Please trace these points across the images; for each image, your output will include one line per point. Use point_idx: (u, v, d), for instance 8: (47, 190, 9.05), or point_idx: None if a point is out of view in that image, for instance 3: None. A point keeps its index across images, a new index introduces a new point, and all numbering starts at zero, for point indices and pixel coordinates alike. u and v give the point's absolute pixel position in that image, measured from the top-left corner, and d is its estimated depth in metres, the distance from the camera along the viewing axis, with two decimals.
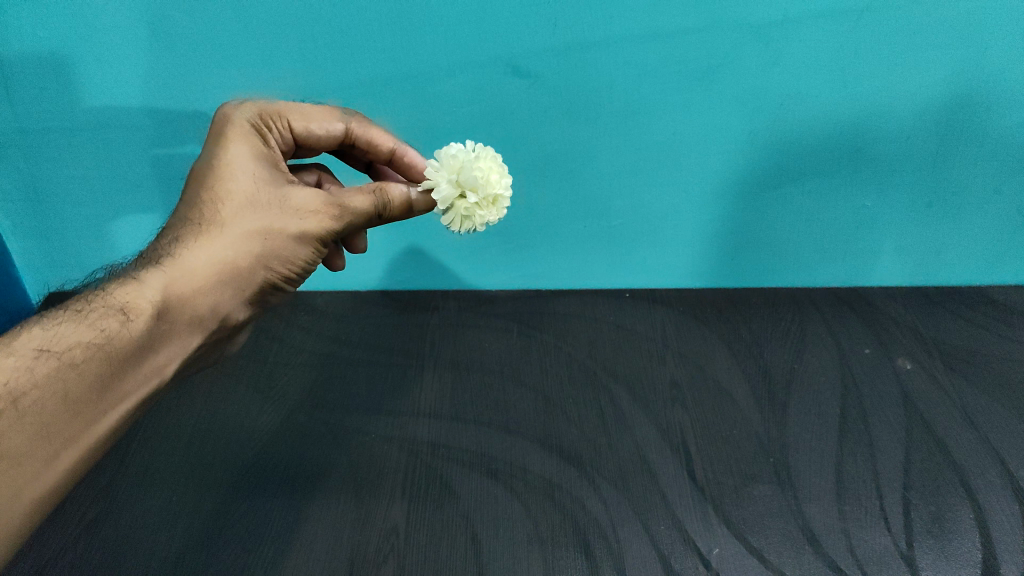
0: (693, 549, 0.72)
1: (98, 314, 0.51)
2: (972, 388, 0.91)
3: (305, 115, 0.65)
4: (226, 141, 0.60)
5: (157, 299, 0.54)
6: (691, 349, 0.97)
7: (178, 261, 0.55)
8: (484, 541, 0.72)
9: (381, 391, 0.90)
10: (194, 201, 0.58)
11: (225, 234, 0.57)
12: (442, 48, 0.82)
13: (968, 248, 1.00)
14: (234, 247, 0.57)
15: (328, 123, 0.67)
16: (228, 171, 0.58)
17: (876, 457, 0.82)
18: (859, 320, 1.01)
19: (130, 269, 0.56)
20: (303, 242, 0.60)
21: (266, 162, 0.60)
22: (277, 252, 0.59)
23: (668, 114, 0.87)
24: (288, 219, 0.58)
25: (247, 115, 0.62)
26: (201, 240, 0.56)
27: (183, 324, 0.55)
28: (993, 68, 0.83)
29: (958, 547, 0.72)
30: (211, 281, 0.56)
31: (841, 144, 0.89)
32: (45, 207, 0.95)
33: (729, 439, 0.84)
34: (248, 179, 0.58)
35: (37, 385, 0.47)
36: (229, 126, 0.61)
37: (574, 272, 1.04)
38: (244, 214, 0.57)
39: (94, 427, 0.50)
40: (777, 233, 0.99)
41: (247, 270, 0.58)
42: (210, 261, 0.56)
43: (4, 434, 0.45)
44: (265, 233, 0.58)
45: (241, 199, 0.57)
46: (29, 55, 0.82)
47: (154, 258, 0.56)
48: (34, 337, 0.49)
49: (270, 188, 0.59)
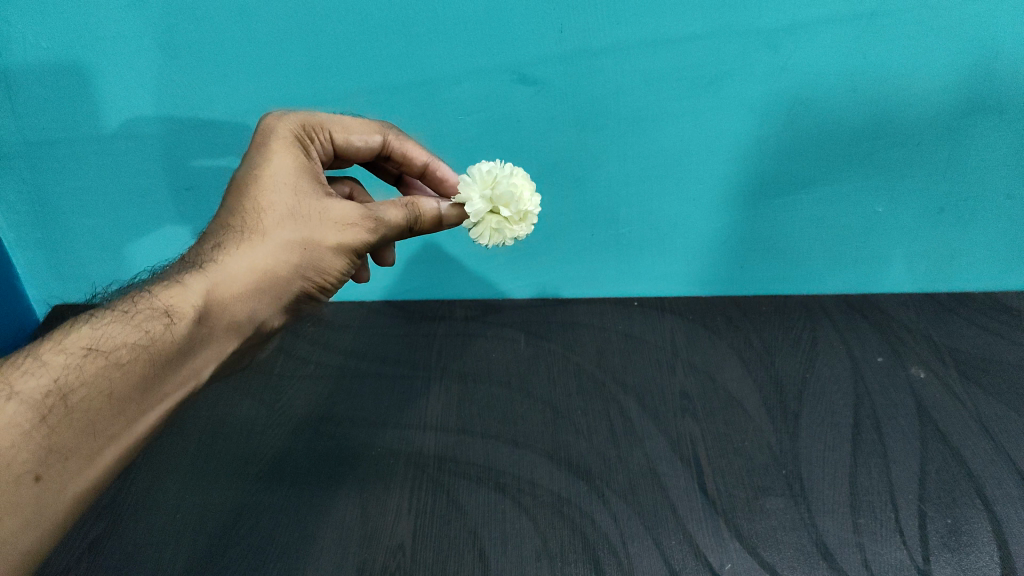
0: (704, 564, 0.71)
1: (143, 316, 0.52)
2: (987, 397, 0.89)
3: (345, 127, 0.65)
4: (270, 153, 0.59)
5: (199, 304, 0.54)
6: (701, 358, 0.95)
7: (219, 268, 0.55)
8: (492, 557, 0.71)
9: (389, 404, 0.89)
10: (237, 208, 0.57)
11: (267, 243, 0.56)
12: (447, 57, 0.81)
13: (983, 253, 0.98)
14: (275, 257, 0.56)
15: (366, 135, 0.66)
16: (272, 181, 0.58)
17: (890, 469, 0.81)
18: (871, 327, 1.00)
19: (173, 272, 0.56)
20: (341, 254, 0.59)
21: (308, 174, 0.59)
22: (315, 263, 0.58)
23: (677, 121, 0.86)
24: (328, 231, 0.58)
25: (291, 127, 0.61)
26: (244, 249, 0.56)
27: (223, 329, 0.55)
28: (1007, 73, 0.81)
29: (976, 561, 0.71)
30: (252, 289, 0.56)
31: (855, 149, 0.88)
32: (52, 219, 0.94)
33: (741, 451, 0.83)
34: (290, 190, 0.58)
35: (85, 383, 0.48)
36: (273, 138, 0.60)
37: (582, 281, 1.03)
38: (284, 225, 0.57)
39: (134, 425, 0.51)
40: (788, 240, 0.97)
41: (286, 280, 0.57)
42: (252, 269, 0.56)
43: (54, 429, 0.46)
44: (305, 245, 0.57)
45: (283, 209, 0.57)
46: (34, 66, 0.81)
47: (196, 263, 0.56)
48: (82, 336, 0.50)
49: (311, 199, 0.58)
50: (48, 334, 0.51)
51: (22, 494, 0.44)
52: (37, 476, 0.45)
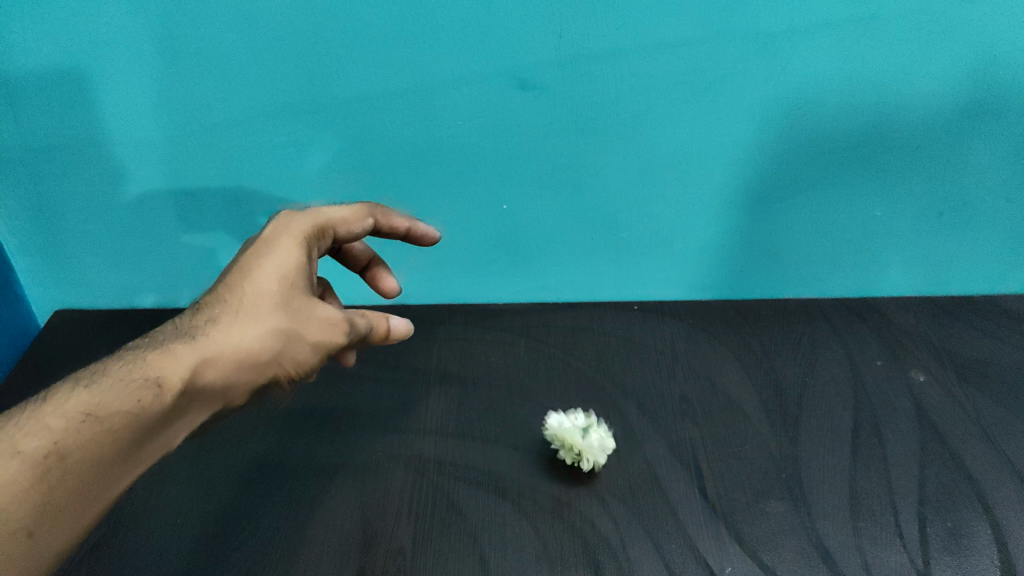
0: (704, 568, 0.71)
1: (134, 387, 0.55)
2: (986, 400, 0.89)
3: (348, 217, 0.65)
4: (280, 244, 0.61)
5: (183, 381, 0.56)
6: (701, 362, 0.95)
7: (205, 350, 0.57)
8: (492, 560, 0.72)
9: (389, 408, 0.89)
10: (231, 294, 0.58)
11: (251, 339, 0.57)
12: (445, 61, 0.81)
13: (981, 257, 0.98)
14: (257, 352, 0.57)
15: (366, 222, 0.67)
16: (274, 271, 0.59)
17: (890, 472, 0.81)
18: (870, 331, 1.00)
19: (164, 337, 0.58)
20: (318, 357, 0.60)
21: (304, 273, 0.60)
22: (293, 363, 0.59)
23: (676, 126, 0.86)
24: (310, 337, 0.58)
25: (299, 223, 0.62)
26: (229, 339, 0.57)
27: (200, 403, 0.58)
28: (1005, 77, 0.82)
29: (975, 564, 0.71)
30: (230, 376, 0.57)
31: (854, 153, 0.88)
32: (52, 224, 0.94)
33: (741, 454, 0.83)
34: (284, 290, 0.58)
35: (79, 447, 0.53)
36: (287, 230, 0.62)
37: (582, 285, 1.03)
38: (272, 322, 0.57)
39: (114, 483, 0.56)
40: (787, 244, 0.97)
41: (263, 373, 0.58)
42: (234, 360, 0.57)
43: (49, 489, 0.52)
44: (286, 346, 0.58)
45: (274, 309, 0.58)
46: (33, 72, 0.81)
47: (187, 333, 0.58)
48: (80, 399, 0.54)
49: (301, 301, 0.59)
50: (51, 391, 0.55)
51: (17, 546, 0.51)
52: (30, 533, 0.51)
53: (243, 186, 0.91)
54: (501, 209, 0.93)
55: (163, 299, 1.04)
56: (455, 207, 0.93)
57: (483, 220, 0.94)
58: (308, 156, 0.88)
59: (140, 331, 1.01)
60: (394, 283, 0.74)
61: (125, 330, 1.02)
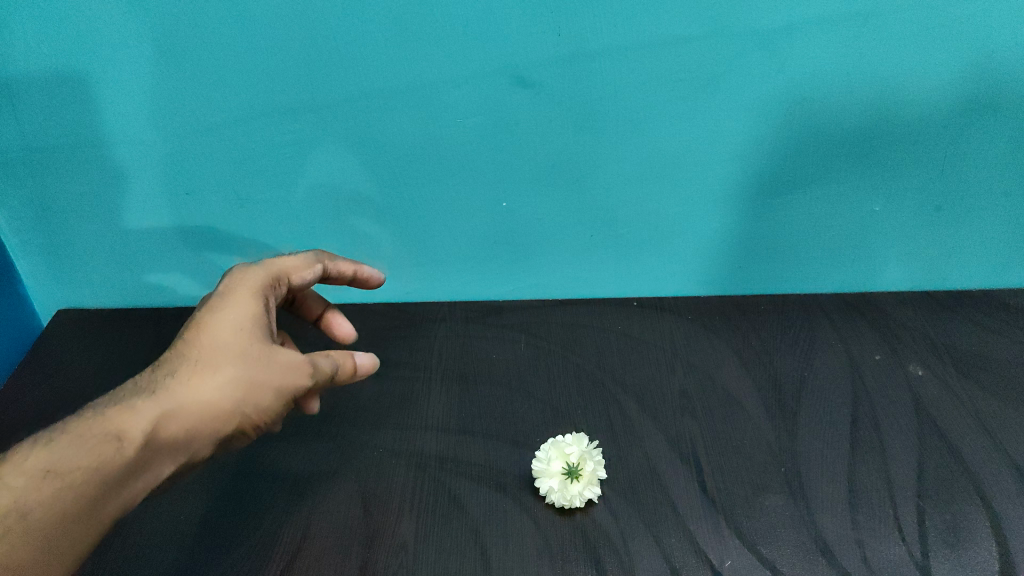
0: (704, 561, 0.72)
1: (97, 440, 0.59)
2: (985, 394, 0.90)
3: (296, 267, 0.73)
4: (237, 296, 0.67)
5: (147, 430, 0.60)
6: (701, 357, 0.96)
7: (168, 399, 0.61)
8: (493, 555, 0.72)
9: (390, 405, 0.89)
10: (192, 346, 0.64)
11: (213, 383, 0.62)
12: (445, 60, 0.82)
13: (980, 251, 0.98)
14: (219, 397, 0.62)
15: (313, 268, 0.74)
16: (229, 323, 0.64)
17: (890, 465, 0.81)
18: (869, 326, 1.00)
19: (124, 393, 0.62)
20: (281, 397, 0.64)
21: (262, 321, 0.66)
22: (257, 405, 0.63)
23: (675, 122, 0.86)
24: (272, 378, 0.63)
25: (252, 276, 0.69)
26: (192, 387, 0.62)
27: (165, 454, 0.61)
28: (1002, 71, 0.82)
29: (974, 557, 0.72)
30: (195, 422, 0.62)
31: (852, 148, 0.89)
32: (54, 224, 0.95)
33: (740, 449, 0.83)
34: (243, 336, 0.64)
35: (40, 504, 0.57)
36: (243, 283, 0.68)
37: (581, 283, 1.02)
38: (232, 367, 0.63)
39: (79, 536, 0.59)
40: (787, 239, 0.97)
41: (227, 416, 0.63)
42: (197, 405, 0.62)
43: (11, 543, 0.55)
44: (248, 388, 0.63)
45: (235, 354, 0.63)
46: (35, 72, 0.82)
47: (147, 388, 0.62)
48: (42, 456, 0.58)
49: (261, 346, 0.64)
50: (10, 452, 0.58)
51: None
52: None
53: (243, 185, 0.91)
54: (501, 206, 0.94)
55: (163, 299, 1.04)
56: (454, 204, 0.93)
57: (483, 216, 0.94)
58: (309, 154, 0.89)
59: (142, 330, 1.02)
60: (350, 328, 0.80)
61: (127, 329, 1.02)
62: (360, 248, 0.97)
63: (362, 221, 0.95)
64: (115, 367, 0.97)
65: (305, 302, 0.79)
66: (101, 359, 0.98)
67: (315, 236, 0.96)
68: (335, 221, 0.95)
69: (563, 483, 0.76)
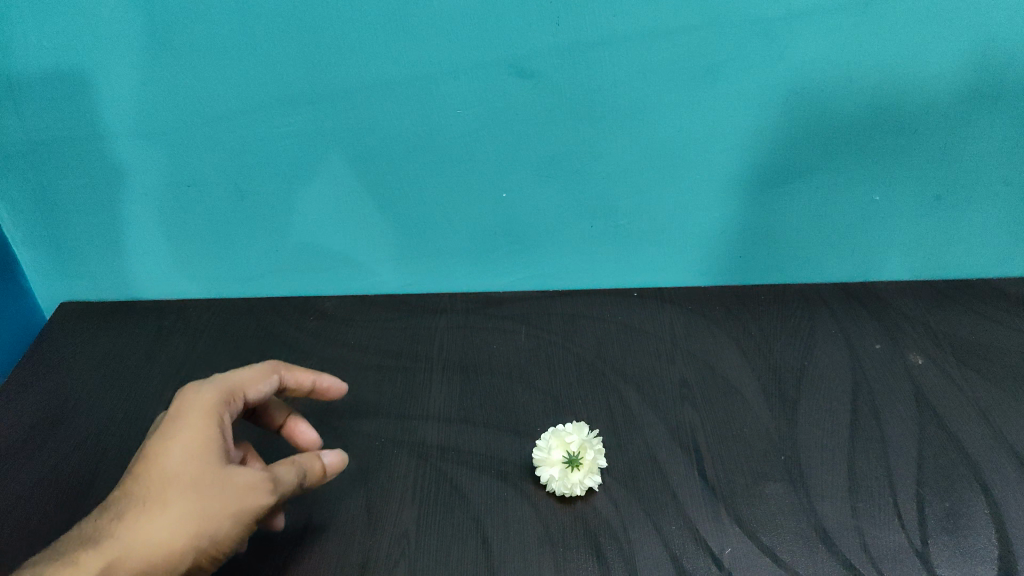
0: (705, 549, 0.72)
1: None
2: (985, 382, 0.90)
3: (247, 380, 0.72)
4: (187, 420, 0.66)
5: None
6: (702, 347, 0.96)
7: (115, 546, 0.60)
8: (494, 543, 0.73)
9: (391, 396, 0.90)
10: (140, 482, 0.63)
11: (163, 521, 0.61)
12: (444, 51, 0.82)
13: (980, 241, 0.98)
14: (170, 534, 0.61)
15: (267, 379, 0.74)
16: (178, 454, 0.64)
17: (889, 453, 0.82)
18: (869, 315, 0.99)
19: (72, 544, 0.61)
20: (238, 523, 0.63)
21: (213, 445, 0.65)
22: (214, 536, 0.62)
23: (673, 111, 0.87)
24: (225, 505, 0.62)
25: (204, 394, 0.68)
26: (141, 527, 0.61)
27: None
28: (1001, 59, 0.82)
29: (974, 544, 0.72)
30: (146, 565, 0.60)
31: (852, 137, 0.89)
32: (55, 218, 0.95)
33: (740, 437, 0.83)
34: (193, 465, 0.64)
35: None
36: (194, 403, 0.68)
37: (581, 275, 1.02)
38: (183, 500, 0.62)
39: None
40: (788, 229, 0.97)
41: (181, 554, 0.61)
42: (147, 546, 0.61)
43: None
44: (201, 520, 0.62)
45: (184, 485, 0.62)
46: (36, 65, 0.83)
47: (96, 535, 0.61)
48: None
49: (212, 473, 0.63)
50: None
51: None
52: None
53: (243, 177, 0.91)
54: (501, 197, 0.94)
55: (164, 292, 1.04)
56: (454, 196, 0.93)
57: (482, 208, 0.95)
58: (309, 146, 0.89)
59: (144, 322, 1.02)
60: (313, 435, 0.79)
61: (128, 322, 1.02)
62: (361, 240, 0.98)
63: (362, 213, 0.95)
64: (117, 359, 0.97)
65: (267, 410, 0.78)
66: (103, 351, 0.98)
67: (316, 228, 0.96)
68: (335, 213, 0.95)
69: (563, 471, 0.76)
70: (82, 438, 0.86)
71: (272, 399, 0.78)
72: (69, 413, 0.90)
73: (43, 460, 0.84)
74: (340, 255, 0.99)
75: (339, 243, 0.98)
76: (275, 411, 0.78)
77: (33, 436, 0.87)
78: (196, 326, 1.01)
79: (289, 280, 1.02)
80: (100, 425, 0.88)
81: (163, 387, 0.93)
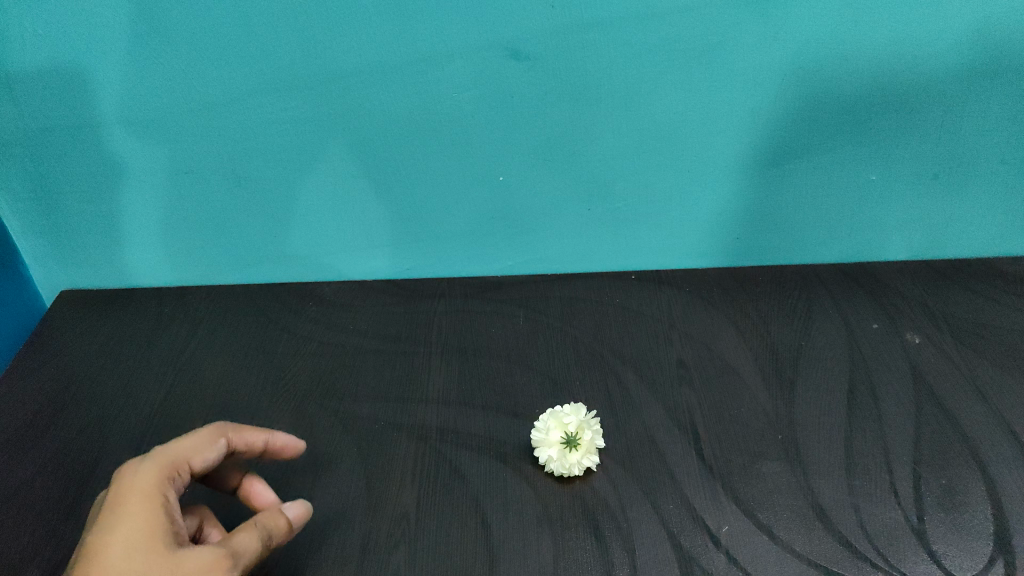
0: (702, 527, 0.73)
1: None
2: (982, 361, 0.90)
3: (192, 450, 0.66)
4: (128, 509, 0.60)
5: None
6: (699, 328, 0.96)
7: None
8: (493, 523, 0.74)
9: (390, 380, 0.90)
10: None
11: None
12: (439, 34, 0.82)
13: (977, 220, 0.98)
14: None
15: (214, 444, 0.68)
16: (121, 547, 0.58)
17: (886, 432, 0.82)
18: (866, 295, 1.00)
19: None
20: None
21: (159, 531, 0.59)
22: None
23: (670, 92, 0.87)
24: None
25: (144, 475, 0.62)
26: None
27: None
28: (998, 37, 0.82)
29: (969, 520, 0.73)
30: None
31: (848, 117, 0.89)
32: (54, 206, 0.95)
33: (738, 417, 0.84)
34: (141, 557, 0.57)
35: None
36: (133, 487, 0.61)
37: (579, 258, 1.02)
38: None
39: None
40: (785, 211, 0.97)
41: None
42: None
43: None
44: None
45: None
46: (32, 54, 0.83)
47: None
48: None
49: (163, 561, 0.57)
50: None
51: None
52: None
53: (241, 163, 0.92)
54: (498, 181, 0.94)
55: (164, 279, 1.04)
56: (452, 179, 0.94)
57: (479, 192, 0.95)
58: (306, 131, 0.89)
59: (144, 309, 1.02)
60: (270, 496, 0.73)
61: (128, 309, 1.03)
62: (359, 225, 0.98)
63: (360, 198, 0.95)
64: (117, 346, 0.98)
65: (218, 475, 0.72)
66: (104, 339, 0.99)
67: (315, 214, 0.97)
68: (334, 198, 0.95)
69: (562, 452, 0.77)
70: (84, 425, 0.87)
71: (222, 463, 0.72)
72: (71, 400, 0.91)
73: (45, 447, 0.85)
74: (338, 240, 1.00)
75: (337, 228, 0.98)
76: (227, 474, 0.72)
77: (36, 423, 0.88)
78: (196, 313, 1.01)
79: (288, 266, 1.03)
80: (102, 411, 0.89)
81: (164, 374, 0.93)
